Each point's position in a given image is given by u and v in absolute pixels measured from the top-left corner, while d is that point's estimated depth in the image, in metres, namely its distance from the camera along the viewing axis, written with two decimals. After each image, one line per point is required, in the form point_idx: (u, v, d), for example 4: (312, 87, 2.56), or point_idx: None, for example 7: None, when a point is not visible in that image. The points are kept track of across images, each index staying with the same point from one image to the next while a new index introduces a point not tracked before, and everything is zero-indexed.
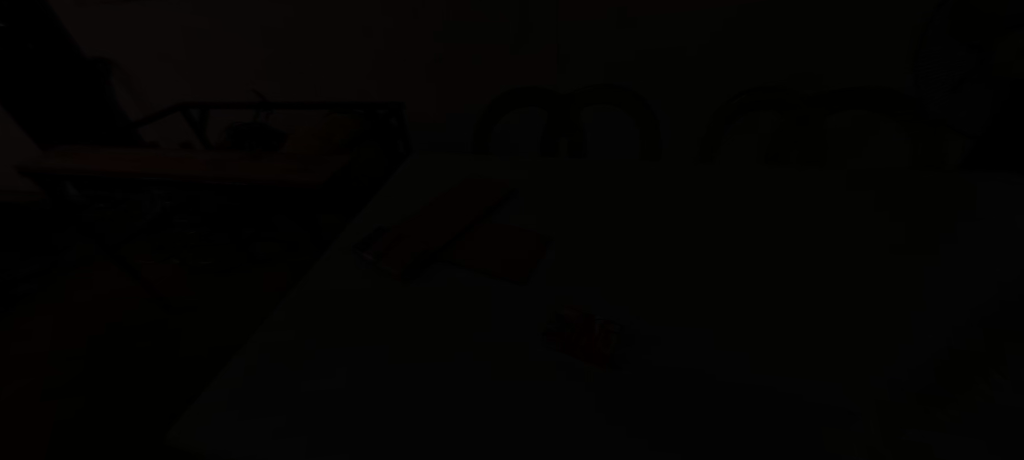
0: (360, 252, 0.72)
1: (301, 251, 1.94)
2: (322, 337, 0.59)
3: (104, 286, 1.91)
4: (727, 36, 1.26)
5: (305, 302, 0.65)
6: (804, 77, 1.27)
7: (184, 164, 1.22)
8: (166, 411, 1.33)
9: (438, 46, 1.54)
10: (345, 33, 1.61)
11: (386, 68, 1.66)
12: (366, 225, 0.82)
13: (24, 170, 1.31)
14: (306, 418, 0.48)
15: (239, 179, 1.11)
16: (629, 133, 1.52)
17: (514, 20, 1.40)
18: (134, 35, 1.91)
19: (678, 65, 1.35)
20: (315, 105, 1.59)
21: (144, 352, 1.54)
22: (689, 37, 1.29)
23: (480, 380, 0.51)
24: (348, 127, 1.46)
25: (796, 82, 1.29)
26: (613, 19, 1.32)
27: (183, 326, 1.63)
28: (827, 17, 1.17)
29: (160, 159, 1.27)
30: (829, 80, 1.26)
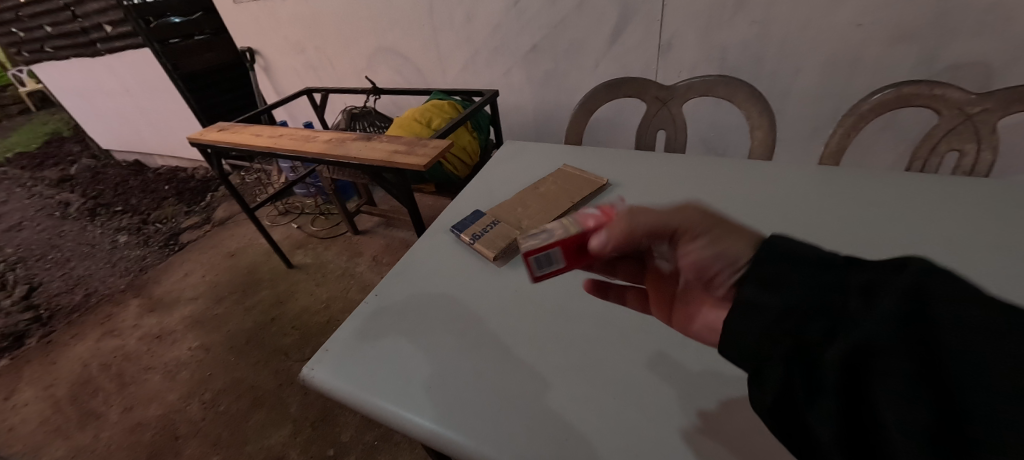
0: (459, 233, 0.78)
1: (396, 225, 2.13)
2: (423, 308, 0.65)
3: (243, 241, 2.29)
4: (872, 20, 1.08)
5: (412, 272, 0.73)
6: (970, 69, 1.06)
7: (311, 143, 1.40)
8: (287, 352, 1.59)
9: (536, 35, 1.55)
10: (450, 23, 1.69)
11: (484, 55, 1.72)
12: (463, 207, 0.88)
13: (194, 141, 1.60)
14: (411, 380, 0.55)
15: (355, 159, 1.24)
16: (733, 128, 1.40)
17: (617, 6, 1.35)
18: (274, 27, 2.19)
19: (804, 53, 1.20)
20: (418, 91, 1.70)
21: (271, 300, 1.84)
22: (822, 20, 1.13)
23: (568, 370, 0.53)
24: (447, 114, 1.55)
25: (957, 76, 1.08)
26: (729, 1, 1.20)
27: (301, 281, 1.90)
28: None
29: (293, 138, 1.47)
30: (1006, 74, 1.03)
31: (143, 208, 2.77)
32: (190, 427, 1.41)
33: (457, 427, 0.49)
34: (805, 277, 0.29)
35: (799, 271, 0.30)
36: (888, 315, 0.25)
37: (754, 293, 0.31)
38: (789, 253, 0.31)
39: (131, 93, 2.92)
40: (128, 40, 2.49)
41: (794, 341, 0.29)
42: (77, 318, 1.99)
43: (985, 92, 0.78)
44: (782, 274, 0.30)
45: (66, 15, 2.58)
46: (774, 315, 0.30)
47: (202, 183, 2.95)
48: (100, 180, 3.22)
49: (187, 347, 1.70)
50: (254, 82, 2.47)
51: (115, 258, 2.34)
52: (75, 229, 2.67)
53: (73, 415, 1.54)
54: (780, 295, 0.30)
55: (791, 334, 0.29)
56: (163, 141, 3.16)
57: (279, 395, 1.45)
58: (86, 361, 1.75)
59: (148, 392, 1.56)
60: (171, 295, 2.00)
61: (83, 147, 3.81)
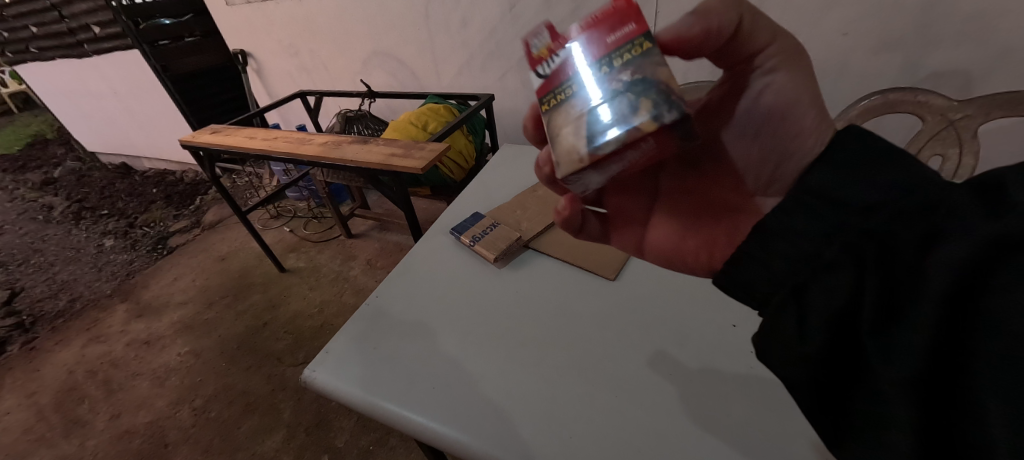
0: (458, 235, 0.78)
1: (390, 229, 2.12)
2: (423, 309, 0.65)
3: (234, 245, 2.26)
4: (858, 29, 1.12)
5: (409, 273, 0.73)
6: (953, 77, 1.09)
7: (306, 145, 1.39)
8: (280, 356, 1.57)
9: None
10: (445, 28, 1.71)
11: (480, 59, 1.73)
12: (462, 209, 0.88)
13: (186, 144, 1.58)
14: (413, 380, 0.55)
15: (351, 161, 1.24)
16: None
17: None
18: (268, 30, 2.18)
19: None
20: (413, 94, 1.70)
21: (263, 304, 1.82)
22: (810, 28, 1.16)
23: (568, 369, 0.54)
24: (442, 117, 1.56)
25: (940, 84, 1.11)
26: None
27: (294, 285, 1.89)
28: (997, 5, 0.98)
29: (287, 141, 1.46)
30: (986, 82, 1.07)
31: (130, 211, 2.72)
32: (179, 434, 1.38)
33: (459, 426, 0.49)
34: (898, 176, 0.31)
35: (882, 156, 0.33)
36: (980, 211, 0.24)
37: (829, 175, 0.34)
38: (891, 150, 0.33)
39: (119, 95, 2.88)
40: (117, 42, 2.46)
41: (848, 224, 0.31)
42: (61, 323, 1.95)
43: (966, 99, 0.81)
44: (865, 166, 0.33)
45: (53, 16, 2.54)
46: (838, 198, 0.33)
47: (192, 186, 2.91)
48: (86, 184, 3.16)
49: (177, 353, 1.67)
50: (246, 85, 2.45)
51: (101, 262, 2.30)
52: (59, 233, 2.61)
53: (58, 423, 1.50)
54: (869, 185, 0.32)
55: (853, 219, 0.31)
56: (151, 144, 3.11)
57: (272, 400, 1.43)
58: (71, 367, 1.71)
59: (136, 399, 1.52)
60: (160, 300, 1.97)
61: (68, 149, 3.73)
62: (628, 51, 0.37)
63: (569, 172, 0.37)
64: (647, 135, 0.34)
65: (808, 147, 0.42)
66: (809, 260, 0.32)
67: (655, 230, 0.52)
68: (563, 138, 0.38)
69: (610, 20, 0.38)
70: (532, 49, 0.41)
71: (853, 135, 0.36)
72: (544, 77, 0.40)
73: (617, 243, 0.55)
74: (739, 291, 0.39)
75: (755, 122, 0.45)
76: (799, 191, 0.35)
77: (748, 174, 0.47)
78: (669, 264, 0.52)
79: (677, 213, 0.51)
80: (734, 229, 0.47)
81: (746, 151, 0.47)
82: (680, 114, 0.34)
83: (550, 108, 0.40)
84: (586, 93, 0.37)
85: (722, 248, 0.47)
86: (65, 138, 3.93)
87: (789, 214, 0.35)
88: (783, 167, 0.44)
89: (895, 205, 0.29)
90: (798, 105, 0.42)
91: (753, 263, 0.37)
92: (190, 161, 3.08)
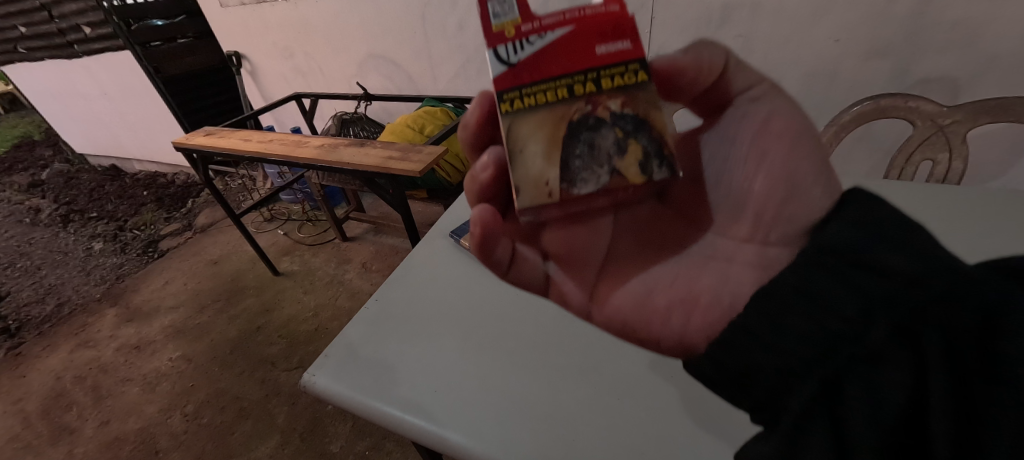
0: (457, 238, 0.79)
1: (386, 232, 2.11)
2: (424, 311, 0.66)
3: (227, 248, 2.23)
4: (849, 36, 1.14)
5: (409, 276, 0.73)
6: (941, 83, 1.12)
7: (302, 148, 1.39)
8: (274, 361, 1.55)
9: None
10: (442, 32, 1.71)
11: (476, 63, 1.74)
12: (461, 213, 0.88)
13: (179, 146, 1.57)
14: (414, 383, 0.55)
15: (348, 164, 1.24)
16: None
17: None
18: (262, 32, 2.17)
19: (785, 66, 1.25)
20: (410, 98, 1.70)
21: (257, 308, 1.80)
22: (802, 34, 1.18)
23: (571, 371, 0.54)
24: (439, 120, 1.56)
25: (928, 89, 1.13)
26: (714, 16, 1.25)
27: (288, 289, 1.87)
28: (983, 13, 1.00)
29: (283, 143, 1.46)
30: (972, 88, 1.09)
31: (120, 214, 2.68)
32: (171, 441, 1.36)
33: (460, 428, 0.49)
34: (922, 242, 0.29)
35: (887, 215, 0.31)
36: (1000, 293, 0.25)
37: (851, 237, 0.31)
38: (909, 225, 0.30)
39: (110, 96, 2.84)
40: (108, 42, 2.43)
41: (891, 298, 0.28)
42: (48, 329, 1.91)
43: (955, 105, 0.83)
44: (883, 229, 0.30)
45: (42, 16, 2.50)
46: (875, 265, 0.29)
47: (183, 189, 2.88)
48: (74, 186, 3.10)
49: (168, 358, 1.65)
50: (240, 87, 2.43)
51: (90, 265, 2.26)
52: (47, 236, 2.57)
53: (45, 431, 1.47)
54: (897, 249, 0.29)
55: (895, 293, 0.28)
56: (142, 146, 3.07)
57: (266, 406, 1.41)
58: (59, 373, 1.68)
59: (126, 405, 1.50)
60: (151, 304, 1.94)
61: (56, 151, 3.67)
62: (613, 73, 0.39)
63: (532, 202, 0.39)
64: (629, 183, 0.40)
65: (816, 196, 0.38)
66: (849, 342, 0.28)
67: (619, 281, 0.43)
68: (530, 159, 0.39)
69: (598, 27, 0.39)
70: (500, 23, 0.38)
71: (858, 193, 0.35)
72: (509, 64, 0.38)
73: (569, 294, 0.44)
74: (719, 377, 0.34)
75: (752, 154, 0.40)
76: (814, 253, 0.32)
77: (745, 214, 0.42)
78: (637, 327, 0.43)
79: (644, 263, 0.44)
80: (720, 285, 0.41)
81: (746, 184, 0.41)
82: (665, 170, 0.40)
83: (511, 108, 0.38)
84: (562, 111, 0.39)
85: (705, 310, 0.40)
86: (53, 139, 3.86)
87: (807, 283, 0.31)
88: (786, 209, 0.39)
89: (946, 280, 0.26)
90: (800, 141, 0.39)
91: (758, 344, 0.32)
92: (181, 163, 3.04)
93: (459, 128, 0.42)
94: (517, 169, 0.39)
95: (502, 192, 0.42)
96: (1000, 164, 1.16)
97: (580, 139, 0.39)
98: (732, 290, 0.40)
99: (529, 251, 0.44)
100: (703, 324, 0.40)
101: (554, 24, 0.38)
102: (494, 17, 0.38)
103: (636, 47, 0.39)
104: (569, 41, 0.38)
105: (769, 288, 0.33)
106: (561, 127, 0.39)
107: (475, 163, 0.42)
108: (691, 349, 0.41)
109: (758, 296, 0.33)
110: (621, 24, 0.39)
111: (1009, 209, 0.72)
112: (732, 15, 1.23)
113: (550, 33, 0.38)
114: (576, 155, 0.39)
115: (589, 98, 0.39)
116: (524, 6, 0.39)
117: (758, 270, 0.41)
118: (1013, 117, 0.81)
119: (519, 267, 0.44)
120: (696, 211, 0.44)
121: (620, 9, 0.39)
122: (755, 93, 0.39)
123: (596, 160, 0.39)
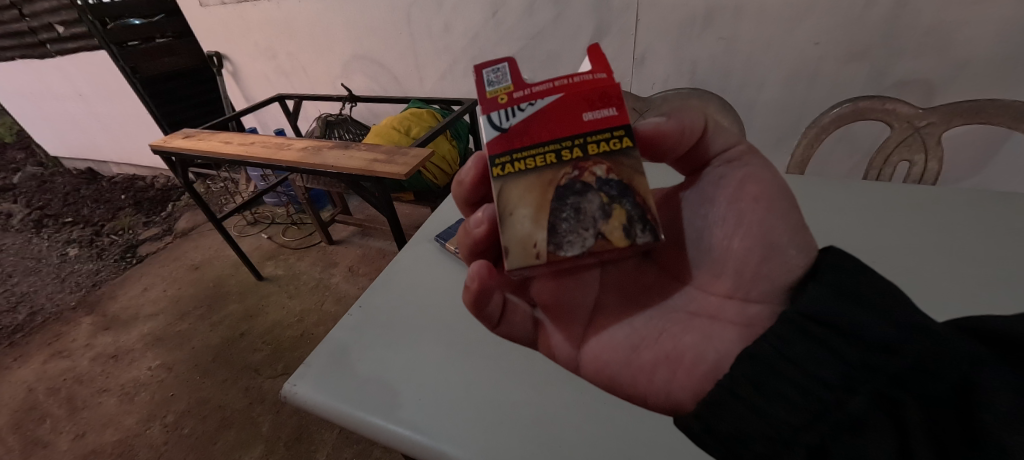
0: (443, 242, 0.77)
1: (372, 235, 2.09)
2: (409, 317, 0.65)
3: (209, 252, 2.18)
4: (828, 38, 1.16)
5: (390, 282, 0.72)
6: (916, 86, 1.14)
7: (285, 150, 1.36)
8: (257, 368, 1.52)
9: (515, 44, 1.57)
10: (428, 32, 1.70)
11: (462, 65, 1.73)
12: (447, 217, 0.87)
13: (157, 149, 1.53)
14: (401, 390, 0.54)
15: (332, 167, 1.22)
16: None
17: (593, 20, 1.39)
18: (244, 32, 2.13)
19: (767, 68, 1.27)
20: (395, 99, 1.69)
21: (240, 314, 1.76)
22: (784, 37, 1.20)
23: (558, 376, 0.54)
24: (425, 122, 1.55)
25: (905, 91, 1.16)
26: (697, 18, 1.26)
27: (272, 294, 1.83)
28: (954, 17, 1.04)
29: (265, 145, 1.43)
30: (947, 90, 1.12)
31: (96, 218, 2.60)
32: (150, 452, 1.32)
33: (445, 438, 0.48)
34: (897, 307, 0.32)
35: (863, 276, 0.34)
36: (976, 351, 0.28)
37: (829, 302, 0.33)
38: (887, 285, 0.33)
39: (85, 97, 2.75)
40: (83, 42, 2.36)
41: (870, 364, 0.30)
42: (20, 339, 1.85)
43: (930, 107, 0.86)
44: (864, 293, 0.33)
45: (13, 14, 2.42)
46: (853, 331, 0.32)
47: (163, 192, 2.81)
48: (47, 190, 3.00)
49: (147, 367, 1.60)
50: (222, 89, 2.39)
51: (64, 272, 2.18)
52: (18, 243, 2.48)
53: (17, 445, 1.42)
54: (874, 313, 0.32)
55: (873, 359, 0.30)
56: (119, 148, 2.98)
57: (248, 415, 1.38)
58: (31, 385, 1.62)
59: (102, 417, 1.45)
60: (129, 311, 1.88)
61: (28, 154, 3.55)
62: (599, 139, 0.39)
63: (520, 265, 0.37)
64: (614, 247, 0.38)
65: (792, 255, 0.40)
66: (829, 405, 0.30)
67: (604, 335, 0.43)
68: (518, 222, 0.38)
69: (585, 94, 0.40)
70: (494, 91, 0.41)
71: (836, 253, 0.37)
72: (502, 129, 0.39)
73: (556, 347, 0.44)
74: (709, 440, 0.34)
75: (731, 213, 0.41)
76: (794, 316, 0.34)
77: (726, 271, 0.41)
78: (624, 382, 0.42)
79: (630, 316, 0.43)
80: (705, 343, 0.40)
81: (725, 243, 0.41)
82: (648, 235, 0.38)
83: (502, 172, 0.39)
84: (550, 176, 0.38)
85: (690, 368, 0.39)
86: (24, 141, 3.73)
87: (790, 345, 0.33)
88: (765, 268, 0.40)
89: (922, 350, 0.29)
90: (775, 203, 0.40)
91: (746, 408, 0.33)
92: (161, 165, 2.96)
93: (455, 185, 0.43)
94: (505, 232, 0.38)
95: (493, 246, 0.43)
96: (973, 165, 1.20)
97: (567, 203, 0.38)
98: (717, 348, 0.39)
99: (519, 303, 0.45)
100: (689, 384, 0.39)
101: (544, 91, 0.40)
102: (489, 85, 0.41)
103: (622, 114, 0.40)
104: (559, 107, 0.39)
105: (754, 348, 0.34)
106: (548, 191, 0.38)
107: (470, 218, 0.42)
108: (679, 407, 0.39)
109: (745, 357, 0.34)
110: (608, 91, 0.40)
111: (981, 212, 0.74)
112: (716, 17, 1.24)
113: (541, 99, 0.40)
114: (563, 218, 0.38)
115: (575, 163, 0.39)
116: (517, 77, 0.41)
117: (741, 328, 0.40)
118: (986, 119, 0.83)
119: (509, 320, 0.44)
120: (678, 266, 0.45)
121: (607, 78, 0.41)
122: (731, 155, 0.41)
123: (581, 224, 0.38)
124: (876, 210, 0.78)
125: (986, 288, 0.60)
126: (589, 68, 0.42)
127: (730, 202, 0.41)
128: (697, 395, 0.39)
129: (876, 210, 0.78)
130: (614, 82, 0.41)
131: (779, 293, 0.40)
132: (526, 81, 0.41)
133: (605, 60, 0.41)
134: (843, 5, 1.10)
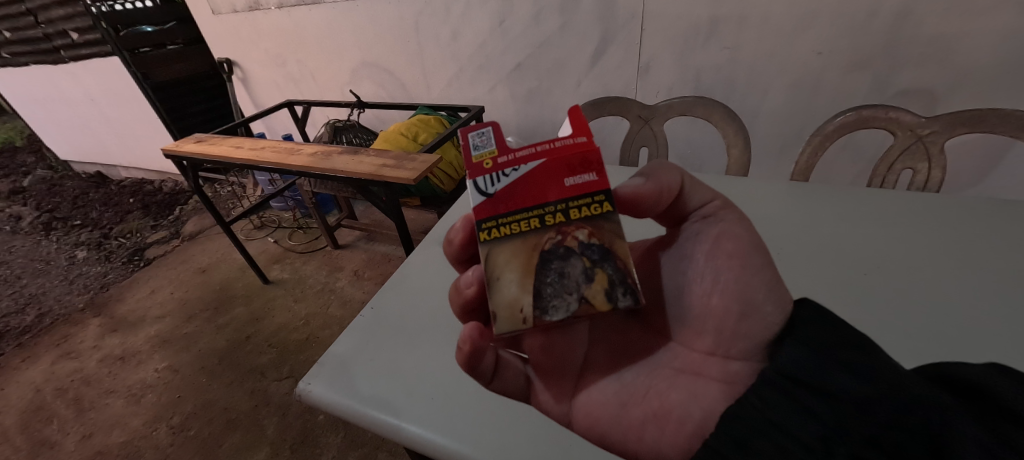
0: None
1: (378, 240, 2.10)
2: (414, 325, 0.65)
3: (216, 256, 2.20)
4: (831, 48, 1.17)
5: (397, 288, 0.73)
6: (918, 95, 1.16)
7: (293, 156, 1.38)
8: (263, 371, 1.53)
9: (520, 54, 1.60)
10: (436, 42, 1.73)
11: (470, 72, 1.75)
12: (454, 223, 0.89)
13: (169, 153, 1.55)
14: (407, 394, 0.55)
15: (340, 172, 1.24)
16: (707, 146, 1.48)
17: (599, 28, 1.42)
18: (255, 40, 2.17)
19: (770, 78, 1.29)
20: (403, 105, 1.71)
21: (246, 317, 1.77)
22: (787, 47, 1.22)
23: None
24: (433, 128, 1.57)
25: (907, 101, 1.17)
26: (702, 28, 1.28)
27: (278, 297, 1.85)
28: (956, 28, 1.05)
29: (274, 151, 1.44)
30: (950, 100, 1.13)
31: (105, 222, 2.63)
32: (157, 453, 1.33)
33: (457, 436, 0.50)
34: (869, 361, 0.33)
35: (841, 332, 0.36)
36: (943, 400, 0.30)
37: (804, 360, 0.34)
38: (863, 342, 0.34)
39: (97, 101, 2.79)
40: (96, 49, 2.41)
41: (846, 424, 0.31)
42: (28, 340, 1.86)
43: (933, 116, 0.87)
44: (837, 350, 0.34)
45: (28, 20, 2.47)
46: (830, 390, 0.32)
47: (172, 196, 2.84)
48: (58, 194, 3.04)
49: (154, 368, 1.61)
50: (231, 94, 2.42)
51: (72, 275, 2.20)
52: (27, 245, 2.51)
53: (24, 446, 1.43)
54: (849, 372, 0.32)
55: (851, 419, 0.31)
56: (129, 152, 3.02)
57: (255, 417, 1.38)
58: (39, 386, 1.63)
59: (109, 418, 1.46)
60: (137, 313, 1.90)
61: (39, 158, 3.59)
62: (580, 204, 0.40)
63: (508, 329, 0.39)
64: (596, 311, 0.39)
65: (768, 312, 0.41)
66: None
67: (594, 389, 0.44)
68: (505, 287, 0.40)
69: (566, 159, 0.41)
70: (479, 155, 0.42)
71: (811, 307, 0.39)
72: (487, 194, 0.41)
73: (546, 404, 0.44)
74: None
75: (707, 270, 0.42)
76: (773, 376, 0.35)
77: (707, 329, 0.43)
78: (615, 438, 0.42)
79: (618, 371, 0.45)
80: (691, 400, 0.41)
81: (705, 299, 0.43)
82: (630, 298, 0.39)
83: (489, 237, 0.40)
84: (535, 240, 0.40)
85: (678, 425, 0.40)
86: (35, 144, 3.77)
87: (770, 407, 0.33)
88: (743, 325, 0.41)
89: (896, 405, 0.30)
90: (750, 259, 0.41)
91: None
92: (170, 170, 2.99)
93: (444, 245, 0.44)
94: (493, 297, 0.40)
95: (484, 304, 0.44)
96: (977, 172, 1.21)
97: (551, 268, 0.39)
98: (702, 406, 0.40)
99: (512, 358, 0.45)
100: (676, 441, 0.40)
101: (527, 156, 0.41)
102: (474, 150, 0.42)
103: (602, 178, 0.41)
104: (541, 173, 0.41)
105: (736, 411, 0.34)
106: (533, 256, 0.40)
107: (461, 278, 0.43)
108: None
109: (728, 416, 0.34)
110: (589, 156, 0.41)
111: (981, 222, 0.74)
112: (721, 26, 1.26)
113: (524, 165, 0.41)
114: (548, 283, 0.39)
115: (558, 228, 0.40)
116: (501, 141, 0.43)
117: (724, 385, 0.41)
118: (988, 129, 0.84)
119: (503, 375, 0.44)
120: (661, 324, 0.46)
121: (587, 142, 0.42)
122: (707, 210, 0.43)
123: (566, 288, 0.39)
124: (874, 219, 0.79)
125: (989, 304, 0.60)
126: (570, 130, 0.43)
127: (709, 258, 0.42)
128: (685, 452, 0.40)
129: (874, 218, 0.79)
130: (595, 145, 0.42)
131: (758, 349, 0.41)
132: (510, 146, 0.42)
133: (585, 123, 0.43)
134: (845, 17, 1.12)
